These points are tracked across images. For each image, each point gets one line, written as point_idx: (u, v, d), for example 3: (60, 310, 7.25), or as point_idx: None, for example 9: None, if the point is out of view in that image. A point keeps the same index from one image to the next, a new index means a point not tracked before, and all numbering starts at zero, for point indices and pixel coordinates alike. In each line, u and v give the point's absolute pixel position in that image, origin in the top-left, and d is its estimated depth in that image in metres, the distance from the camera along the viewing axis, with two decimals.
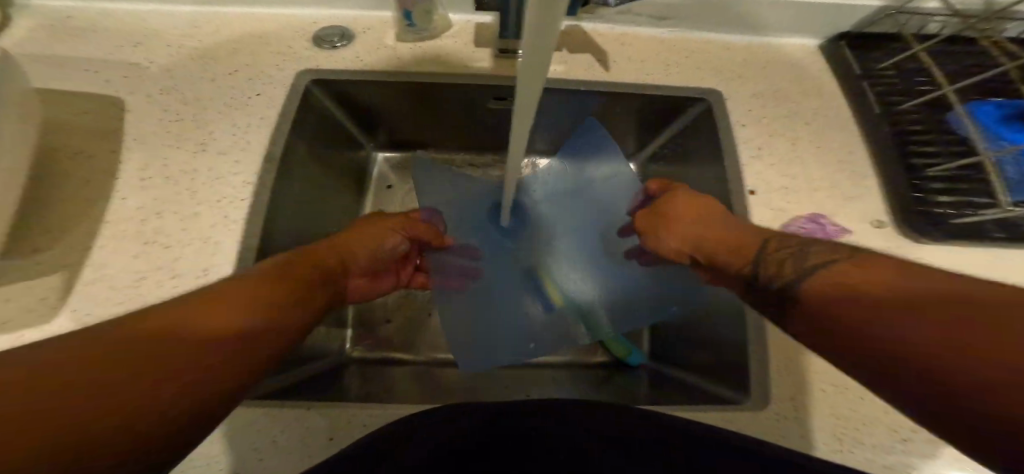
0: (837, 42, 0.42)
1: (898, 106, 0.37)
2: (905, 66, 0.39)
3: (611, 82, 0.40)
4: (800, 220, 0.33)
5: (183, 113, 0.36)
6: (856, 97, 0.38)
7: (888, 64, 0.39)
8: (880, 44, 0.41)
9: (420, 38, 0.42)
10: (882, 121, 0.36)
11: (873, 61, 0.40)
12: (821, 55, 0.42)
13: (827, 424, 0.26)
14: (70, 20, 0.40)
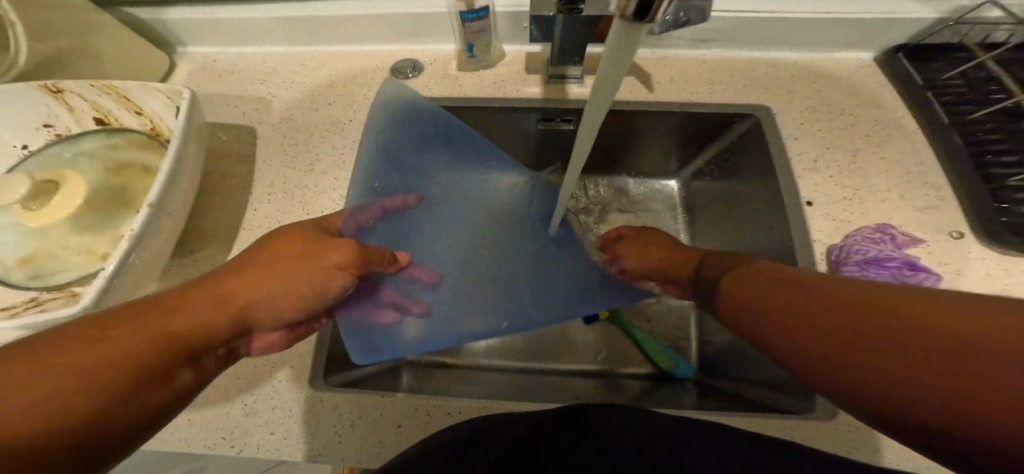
0: (894, 54, 0.41)
1: (968, 116, 0.36)
2: (971, 75, 0.38)
3: (657, 103, 0.42)
4: (867, 231, 0.33)
5: (295, 137, 0.43)
6: (925, 106, 0.38)
7: (952, 74, 0.38)
8: (940, 55, 0.40)
9: (478, 67, 0.47)
10: (951, 131, 0.36)
11: (934, 71, 0.40)
12: (877, 68, 0.42)
13: (897, 442, 0.27)
14: (216, 63, 0.51)
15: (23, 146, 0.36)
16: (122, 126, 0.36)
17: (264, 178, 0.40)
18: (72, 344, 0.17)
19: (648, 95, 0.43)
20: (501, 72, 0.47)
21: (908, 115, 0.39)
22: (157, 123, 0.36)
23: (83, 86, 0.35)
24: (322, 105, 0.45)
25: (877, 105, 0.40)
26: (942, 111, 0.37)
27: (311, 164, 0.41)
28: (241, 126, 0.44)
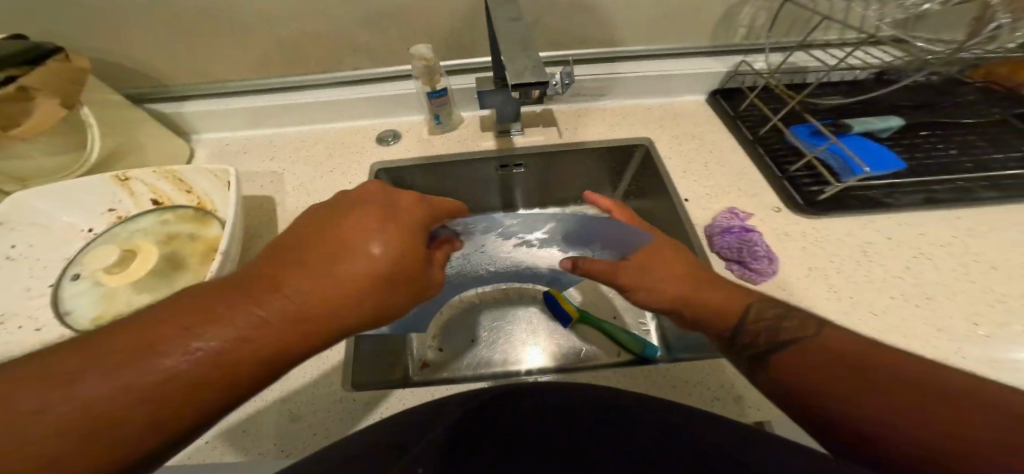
0: (713, 96, 0.64)
1: (760, 132, 0.55)
2: (753, 107, 0.60)
3: (566, 144, 0.60)
4: (721, 214, 0.45)
5: (305, 199, 0.54)
6: (735, 130, 0.57)
7: (743, 106, 0.60)
8: (735, 95, 0.63)
9: (445, 131, 0.62)
10: (754, 142, 0.54)
11: (735, 105, 0.61)
12: (706, 106, 0.64)
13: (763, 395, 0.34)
14: (229, 145, 0.63)
15: (91, 229, 0.45)
16: (173, 205, 0.47)
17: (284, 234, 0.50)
18: (186, 315, 0.20)
19: (560, 138, 0.60)
20: (462, 132, 0.62)
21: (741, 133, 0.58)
22: (203, 198, 0.47)
23: (146, 175, 0.46)
24: (325, 173, 0.58)
25: (723, 131, 0.58)
26: (745, 130, 0.56)
27: None
28: (260, 196, 0.54)
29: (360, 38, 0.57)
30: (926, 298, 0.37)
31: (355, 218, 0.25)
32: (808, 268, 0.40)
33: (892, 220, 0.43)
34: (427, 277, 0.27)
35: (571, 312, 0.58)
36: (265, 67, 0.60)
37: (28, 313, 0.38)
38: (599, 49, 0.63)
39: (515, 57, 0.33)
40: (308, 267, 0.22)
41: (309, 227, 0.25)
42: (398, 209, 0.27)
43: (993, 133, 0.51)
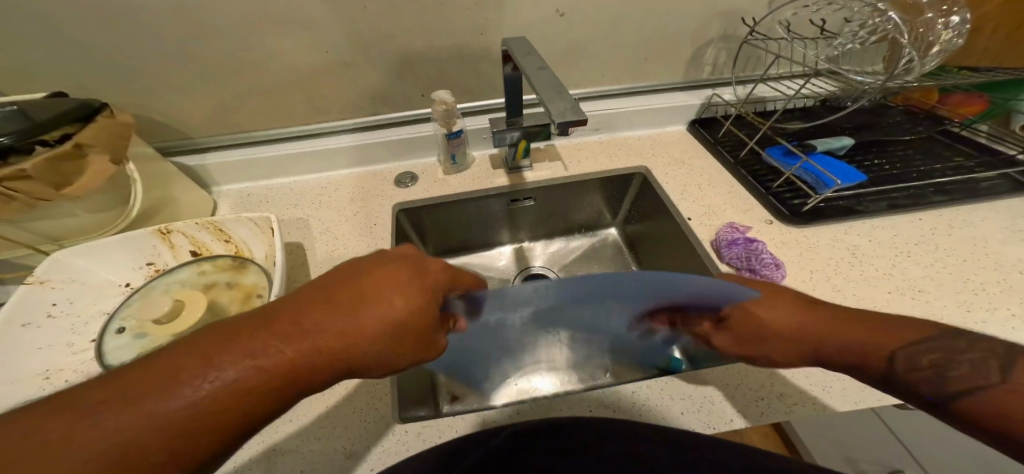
0: (693, 126, 0.72)
1: (740, 156, 0.63)
2: (730, 134, 0.68)
3: (572, 176, 0.65)
4: (724, 229, 0.51)
5: (332, 241, 0.57)
6: (718, 156, 0.65)
7: (722, 135, 0.68)
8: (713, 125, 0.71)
9: (459, 170, 0.67)
10: (737, 165, 0.62)
11: (713, 133, 0.70)
12: (688, 135, 0.72)
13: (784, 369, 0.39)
14: (251, 196, 0.65)
15: (128, 284, 0.46)
16: (210, 255, 0.48)
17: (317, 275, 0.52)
18: (219, 347, 0.20)
19: (566, 171, 0.66)
20: (475, 170, 0.67)
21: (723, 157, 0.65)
22: (241, 246, 0.49)
23: (186, 228, 0.48)
24: (349, 215, 0.60)
25: (710, 156, 0.66)
26: (726, 155, 0.64)
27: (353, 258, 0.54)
28: (288, 242, 0.56)
29: (380, 89, 0.63)
30: (914, 289, 0.42)
31: (379, 273, 0.24)
32: (807, 271, 0.45)
33: (868, 224, 0.50)
34: (435, 339, 0.25)
35: None
36: (289, 119, 0.64)
37: (73, 367, 0.38)
38: (592, 89, 0.71)
39: (552, 99, 0.35)
40: (323, 313, 0.22)
41: (340, 283, 0.24)
42: (425, 274, 0.26)
43: (928, 148, 0.61)
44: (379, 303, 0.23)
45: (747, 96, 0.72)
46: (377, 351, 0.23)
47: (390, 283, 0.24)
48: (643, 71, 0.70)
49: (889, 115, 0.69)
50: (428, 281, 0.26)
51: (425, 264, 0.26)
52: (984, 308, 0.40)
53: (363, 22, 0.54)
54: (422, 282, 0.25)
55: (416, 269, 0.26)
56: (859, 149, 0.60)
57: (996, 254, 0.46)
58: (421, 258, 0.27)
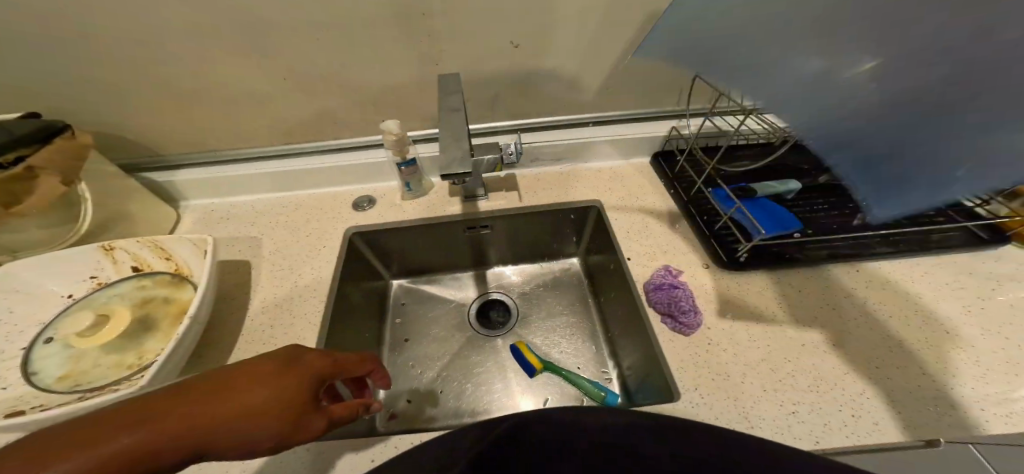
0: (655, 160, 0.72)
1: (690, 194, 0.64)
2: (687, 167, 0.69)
3: (524, 207, 0.68)
4: (658, 273, 0.53)
5: (281, 262, 0.58)
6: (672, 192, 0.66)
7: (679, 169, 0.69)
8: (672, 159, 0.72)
9: (416, 197, 0.69)
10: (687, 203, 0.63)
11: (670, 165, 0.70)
12: (651, 169, 0.72)
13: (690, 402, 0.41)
14: (214, 212, 0.68)
15: (71, 296, 0.47)
16: (151, 271, 0.50)
17: (260, 294, 0.54)
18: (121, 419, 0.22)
19: (520, 201, 0.69)
20: (432, 197, 0.69)
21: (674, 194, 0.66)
22: (182, 264, 0.50)
23: (129, 245, 0.50)
24: (302, 235, 0.63)
25: (665, 191, 0.67)
26: (675, 192, 0.65)
27: (297, 280, 0.56)
28: (237, 260, 0.58)
29: (340, 114, 0.65)
30: (827, 343, 0.44)
31: (266, 367, 0.29)
32: (731, 319, 0.47)
33: (804, 274, 0.52)
34: (312, 424, 0.29)
35: (535, 363, 0.63)
36: (254, 140, 0.67)
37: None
38: (553, 118, 0.72)
39: (446, 147, 0.35)
40: (224, 399, 0.25)
41: (236, 372, 0.27)
42: (302, 364, 0.31)
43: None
44: (275, 386, 0.28)
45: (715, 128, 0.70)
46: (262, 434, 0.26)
47: (271, 373, 0.28)
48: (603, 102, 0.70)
49: None
50: (309, 371, 0.31)
51: (305, 360, 0.31)
52: (897, 367, 0.42)
53: (319, 52, 0.56)
54: (305, 371, 0.30)
55: (295, 364, 0.30)
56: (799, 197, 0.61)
57: (902, 317, 0.47)
58: (301, 352, 0.32)
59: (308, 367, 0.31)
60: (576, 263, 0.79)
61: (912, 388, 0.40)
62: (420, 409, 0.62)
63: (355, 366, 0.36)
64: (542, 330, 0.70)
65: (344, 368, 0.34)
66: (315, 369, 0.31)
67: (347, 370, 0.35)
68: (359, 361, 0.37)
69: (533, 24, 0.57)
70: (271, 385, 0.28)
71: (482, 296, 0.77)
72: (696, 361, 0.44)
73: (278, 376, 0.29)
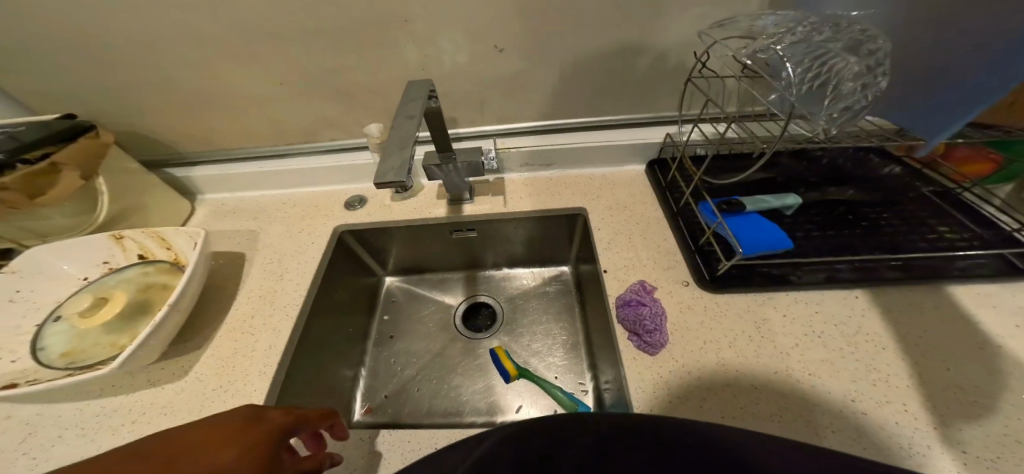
0: (647, 169, 0.71)
1: (677, 205, 0.63)
2: (679, 176, 0.67)
3: (508, 213, 0.69)
4: (632, 286, 0.53)
5: (272, 256, 0.63)
6: (662, 202, 0.64)
7: (670, 178, 0.67)
8: (666, 166, 0.70)
9: (405, 198, 0.73)
10: (673, 214, 0.61)
11: (663, 174, 0.69)
12: (644, 177, 0.71)
13: (643, 401, 0.42)
14: (223, 205, 0.73)
15: (86, 278, 0.54)
16: (154, 259, 0.56)
17: (247, 286, 0.59)
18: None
19: (504, 207, 0.70)
20: (420, 199, 0.72)
21: (659, 204, 0.65)
22: (179, 254, 0.56)
23: (137, 235, 0.56)
24: (296, 233, 0.67)
25: (656, 203, 0.65)
26: (661, 203, 0.64)
27: (282, 274, 0.60)
28: (233, 252, 0.63)
29: (335, 117, 0.68)
30: (801, 372, 0.43)
31: (227, 424, 0.32)
32: (701, 341, 0.46)
33: (790, 297, 0.50)
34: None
35: (511, 369, 0.62)
36: (259, 140, 0.71)
37: (8, 347, 0.46)
38: (542, 122, 0.71)
39: (389, 157, 0.39)
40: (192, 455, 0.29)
41: (200, 433, 0.31)
42: (260, 422, 0.33)
43: (882, 216, 0.56)
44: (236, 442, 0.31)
45: (713, 135, 0.67)
46: None
47: (233, 430, 0.31)
48: (595, 107, 0.69)
49: (871, 163, 0.62)
50: (269, 425, 0.33)
51: (266, 417, 0.34)
52: (875, 401, 0.40)
53: (311, 58, 0.59)
54: (264, 427, 0.33)
55: (256, 420, 0.33)
56: (796, 213, 0.57)
57: (881, 346, 0.44)
58: (263, 411, 0.35)
59: (268, 422, 0.34)
60: (567, 271, 0.78)
61: (884, 427, 0.38)
62: (396, 407, 0.61)
63: (317, 419, 0.38)
64: (525, 336, 0.69)
65: (306, 420, 0.36)
66: (274, 423, 0.34)
67: (310, 423, 0.37)
68: (322, 414, 0.39)
69: (517, 29, 0.56)
70: (233, 441, 0.31)
71: (470, 298, 0.77)
72: (657, 382, 0.43)
73: (240, 431, 0.32)
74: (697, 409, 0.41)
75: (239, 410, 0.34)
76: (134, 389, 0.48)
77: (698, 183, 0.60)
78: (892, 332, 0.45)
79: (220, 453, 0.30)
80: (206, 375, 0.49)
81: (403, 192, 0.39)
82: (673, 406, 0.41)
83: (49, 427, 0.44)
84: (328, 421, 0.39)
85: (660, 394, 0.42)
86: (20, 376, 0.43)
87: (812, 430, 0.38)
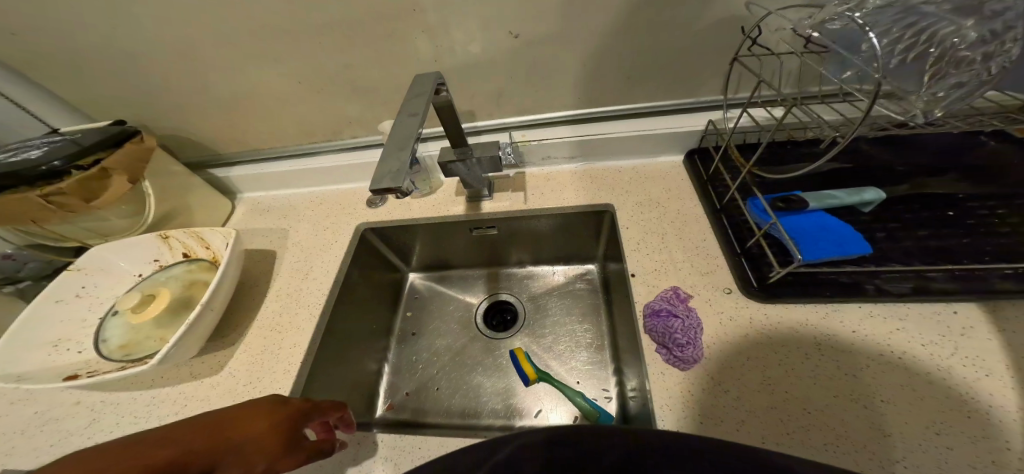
0: (687, 158, 0.63)
1: (723, 200, 0.55)
2: (726, 167, 0.58)
3: (527, 210, 0.65)
4: (664, 292, 0.47)
5: (301, 255, 0.66)
6: (703, 197, 0.57)
7: (715, 168, 0.59)
8: (709, 156, 0.62)
9: (424, 194, 0.72)
10: (716, 210, 0.54)
11: (705, 166, 0.61)
12: (684, 168, 0.64)
13: (672, 418, 0.37)
14: (260, 203, 0.77)
15: (140, 274, 0.60)
16: (197, 257, 0.61)
17: (276, 283, 0.62)
18: (175, 443, 0.33)
19: (525, 203, 0.66)
20: (439, 196, 0.71)
21: (697, 200, 0.58)
22: (217, 252, 0.59)
23: (180, 235, 0.61)
24: (322, 230, 0.70)
25: (694, 195, 0.59)
26: (703, 198, 0.57)
27: (307, 272, 0.63)
28: (267, 249, 0.68)
29: (356, 114, 0.68)
30: (869, 397, 0.36)
31: (259, 408, 0.38)
32: (742, 356, 0.41)
33: (862, 310, 0.42)
34: (293, 449, 0.37)
35: (529, 373, 0.57)
36: (288, 140, 0.74)
37: (76, 339, 0.53)
38: (567, 112, 0.66)
39: (387, 160, 0.38)
40: (236, 428, 0.36)
41: (237, 413, 0.37)
42: (286, 405, 0.39)
43: (995, 212, 0.44)
44: (267, 417, 0.37)
45: (767, 121, 0.58)
46: (261, 446, 0.35)
47: (261, 412, 0.37)
48: (625, 92, 0.62)
49: (979, 146, 0.50)
50: (289, 410, 0.38)
51: (286, 403, 0.39)
52: (967, 436, 0.33)
53: (327, 55, 0.58)
54: (285, 409, 0.38)
55: (279, 406, 0.39)
56: (873, 208, 0.48)
57: (978, 374, 0.36)
58: (285, 398, 0.40)
59: (289, 407, 0.39)
60: (593, 270, 0.73)
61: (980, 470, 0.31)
62: (415, 404, 0.62)
63: (330, 409, 0.41)
64: (547, 337, 0.66)
65: (318, 409, 0.40)
66: (293, 408, 0.39)
67: (322, 413, 0.40)
68: (334, 405, 0.42)
69: (534, 9, 0.51)
70: (263, 418, 0.37)
71: (492, 296, 0.75)
72: (687, 400, 0.38)
73: (265, 414, 0.37)
74: (737, 427, 0.36)
75: (265, 398, 0.39)
76: (177, 381, 0.53)
77: (748, 176, 0.52)
78: (1002, 357, 0.36)
79: (251, 427, 0.36)
80: (237, 371, 0.52)
81: (401, 195, 0.38)
82: (709, 427, 0.36)
83: (105, 416, 0.51)
84: (338, 413, 0.42)
85: (692, 412, 0.38)
86: (84, 366, 0.50)
87: (876, 465, 0.32)
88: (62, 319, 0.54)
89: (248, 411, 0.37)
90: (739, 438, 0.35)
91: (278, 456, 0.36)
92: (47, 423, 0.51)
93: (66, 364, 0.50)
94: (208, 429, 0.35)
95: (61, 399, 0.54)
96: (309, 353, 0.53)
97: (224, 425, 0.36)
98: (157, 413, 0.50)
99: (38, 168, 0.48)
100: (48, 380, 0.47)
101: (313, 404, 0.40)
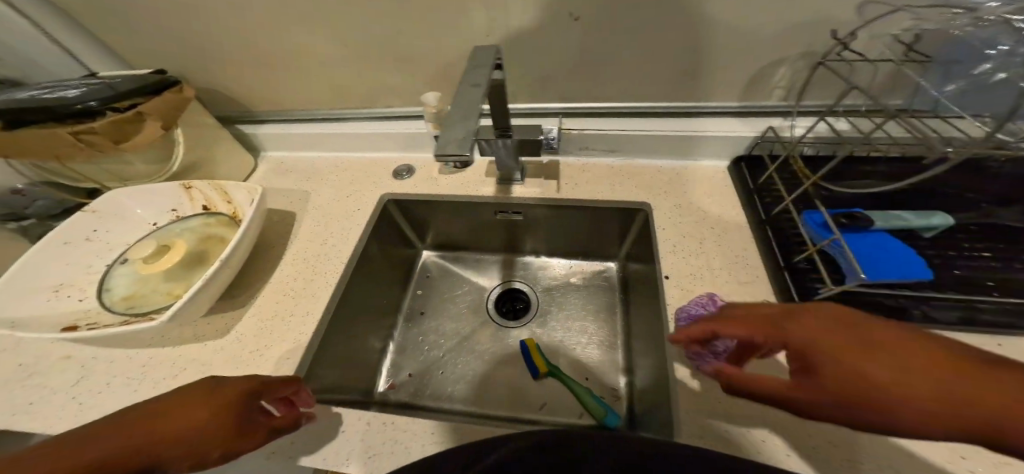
0: (735, 164, 0.61)
1: (775, 209, 0.53)
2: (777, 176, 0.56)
3: (558, 199, 0.64)
4: (698, 296, 0.45)
5: (321, 220, 0.64)
6: (749, 204, 0.55)
7: (765, 177, 0.57)
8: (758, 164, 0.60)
9: (454, 170, 0.70)
10: (763, 219, 0.52)
11: (756, 173, 0.59)
12: (729, 174, 0.62)
13: (695, 428, 0.36)
14: (284, 162, 0.76)
15: (154, 224, 0.59)
16: (216, 211, 0.59)
17: (294, 246, 0.61)
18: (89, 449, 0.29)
19: (556, 193, 0.64)
20: (467, 175, 0.70)
21: (739, 208, 0.56)
22: (238, 208, 0.58)
23: (202, 186, 0.59)
24: (344, 197, 0.68)
25: (739, 203, 0.57)
26: (751, 205, 0.55)
27: (326, 239, 0.62)
28: (287, 210, 0.66)
29: (393, 83, 0.66)
30: None
31: (195, 393, 0.34)
32: (778, 371, 0.39)
33: None
34: (249, 429, 0.34)
35: (540, 365, 0.58)
36: (319, 102, 0.72)
37: (78, 286, 0.51)
38: (612, 104, 0.64)
39: (453, 127, 0.37)
40: (172, 418, 0.31)
41: (167, 402, 0.32)
42: (226, 387, 0.35)
43: None
44: (202, 401, 0.33)
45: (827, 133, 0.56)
46: (207, 430, 0.32)
47: (194, 398, 0.33)
48: (674, 89, 0.60)
49: None
50: (236, 391, 0.35)
51: (225, 386, 0.35)
52: None
53: (373, 19, 0.56)
54: (229, 391, 0.35)
55: (218, 388, 0.35)
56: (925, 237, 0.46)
57: None
58: (225, 381, 0.36)
59: (230, 389, 0.35)
60: (612, 268, 0.71)
61: None
62: (421, 385, 0.60)
63: (281, 385, 0.38)
64: (563, 331, 0.64)
65: (269, 388, 0.37)
66: (239, 388, 0.35)
67: (274, 390, 0.37)
68: (287, 380, 0.39)
69: None
70: (202, 403, 0.33)
71: (506, 283, 0.73)
72: (717, 410, 0.37)
73: (204, 397, 0.33)
74: (767, 439, 0.34)
75: (202, 381, 0.35)
76: (179, 342, 0.51)
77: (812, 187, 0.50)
78: None
79: (186, 413, 0.32)
80: (245, 335, 0.51)
81: None
82: (739, 437, 0.35)
83: (100, 373, 0.50)
84: (290, 388, 0.39)
85: (722, 420, 0.36)
86: (84, 316, 0.48)
87: None
88: (65, 263, 0.53)
89: (180, 399, 0.33)
90: (770, 455, 0.34)
91: (236, 438, 0.33)
92: (36, 375, 0.50)
93: (66, 312, 0.48)
94: (137, 424, 0.31)
95: (50, 353, 0.53)
96: (323, 320, 0.52)
97: (154, 417, 0.31)
98: (154, 371, 0.49)
99: (73, 107, 0.47)
100: (45, 329, 0.46)
101: (259, 385, 0.37)
